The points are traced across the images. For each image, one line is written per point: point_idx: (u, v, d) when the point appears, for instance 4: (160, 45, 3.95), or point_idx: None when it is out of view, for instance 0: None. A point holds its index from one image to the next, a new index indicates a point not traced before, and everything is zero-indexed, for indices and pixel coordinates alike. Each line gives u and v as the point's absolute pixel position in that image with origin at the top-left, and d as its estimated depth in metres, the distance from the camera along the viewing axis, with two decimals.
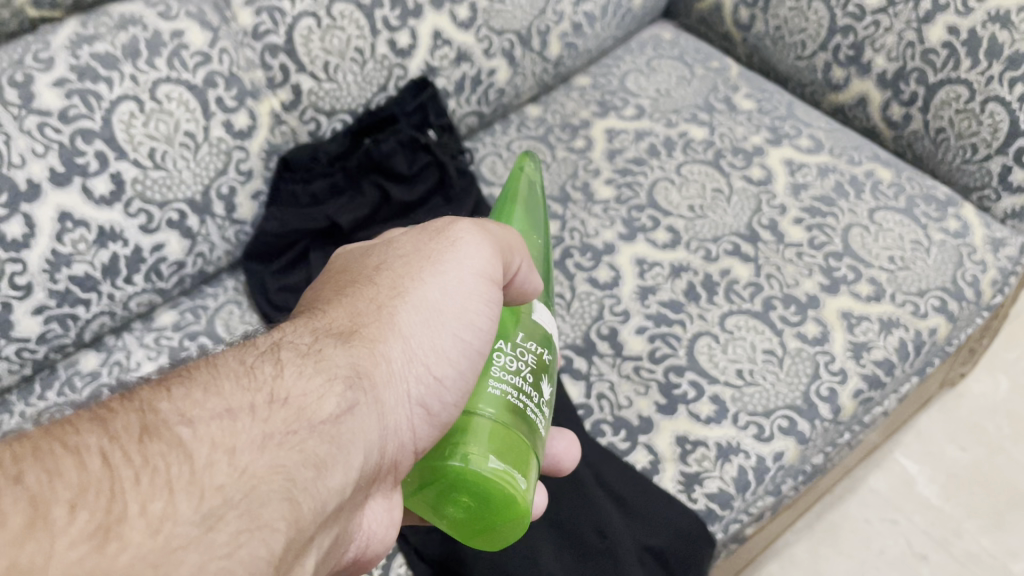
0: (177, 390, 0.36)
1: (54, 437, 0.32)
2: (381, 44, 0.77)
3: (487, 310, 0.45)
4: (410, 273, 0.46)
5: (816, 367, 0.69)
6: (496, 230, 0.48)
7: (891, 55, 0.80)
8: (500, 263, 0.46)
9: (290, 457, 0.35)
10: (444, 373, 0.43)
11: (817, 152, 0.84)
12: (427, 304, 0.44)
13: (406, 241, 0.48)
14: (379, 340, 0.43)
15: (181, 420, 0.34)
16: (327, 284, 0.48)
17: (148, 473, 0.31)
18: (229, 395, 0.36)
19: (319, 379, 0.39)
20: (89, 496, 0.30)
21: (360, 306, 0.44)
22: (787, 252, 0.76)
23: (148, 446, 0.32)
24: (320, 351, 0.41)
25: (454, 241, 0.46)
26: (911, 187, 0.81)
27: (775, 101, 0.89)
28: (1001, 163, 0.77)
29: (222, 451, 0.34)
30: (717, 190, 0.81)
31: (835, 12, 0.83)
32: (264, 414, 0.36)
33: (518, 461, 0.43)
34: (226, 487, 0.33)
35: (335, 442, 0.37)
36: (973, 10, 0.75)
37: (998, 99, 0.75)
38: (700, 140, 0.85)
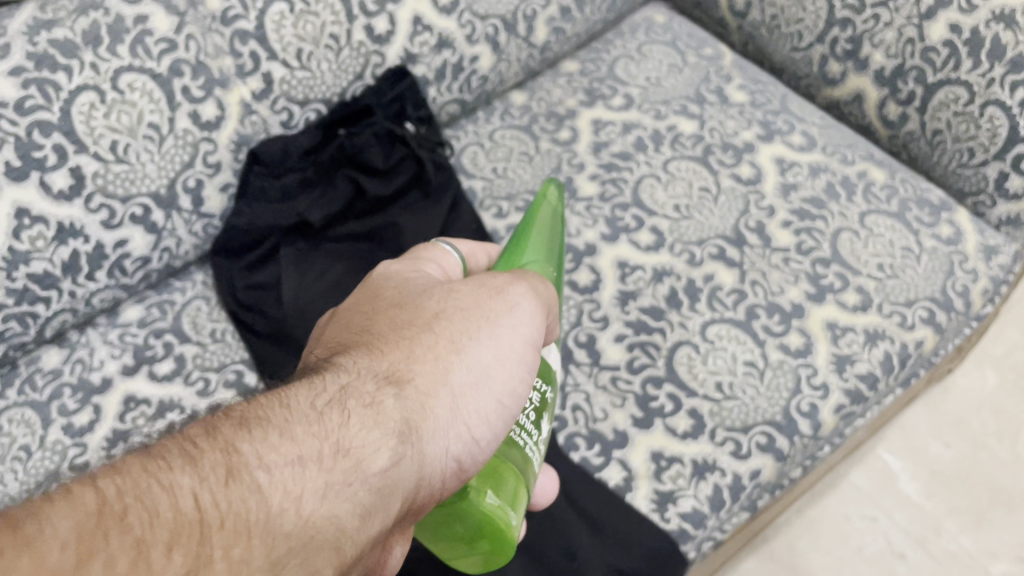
0: (257, 431, 0.35)
1: (146, 474, 0.32)
2: (357, 31, 0.74)
3: (526, 377, 0.44)
4: (474, 324, 0.44)
5: (798, 381, 0.68)
6: (543, 292, 0.48)
7: (889, 51, 0.77)
8: (543, 331, 0.46)
9: (346, 508, 0.35)
10: (482, 434, 0.42)
11: (809, 150, 0.81)
12: (482, 361, 0.43)
13: (467, 284, 0.46)
14: (432, 393, 0.41)
15: (258, 464, 0.34)
16: (382, 305, 0.46)
17: (229, 521, 0.32)
18: (301, 441, 0.36)
19: (380, 430, 0.38)
20: (179, 543, 0.30)
21: (416, 349, 0.42)
22: (773, 257, 0.74)
23: (231, 492, 0.33)
24: (383, 397, 0.40)
25: (513, 307, 0.45)
26: (905, 190, 0.79)
27: (769, 93, 0.86)
28: (998, 168, 0.74)
29: (291, 500, 0.34)
30: (704, 189, 0.78)
31: (833, 3, 0.79)
32: (329, 465, 0.36)
33: (510, 496, 0.47)
34: (292, 539, 0.33)
35: (385, 496, 0.37)
36: (977, 8, 0.72)
37: (998, 103, 0.72)
38: (689, 134, 0.82)
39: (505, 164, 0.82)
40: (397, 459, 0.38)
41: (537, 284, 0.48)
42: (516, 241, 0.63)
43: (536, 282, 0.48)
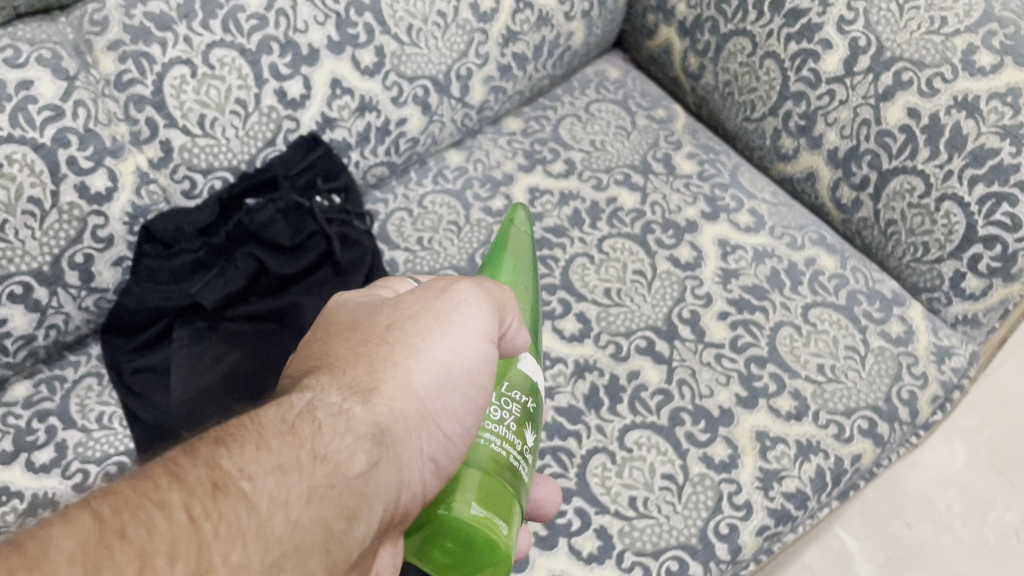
0: (235, 445, 0.36)
1: (135, 492, 0.33)
2: (267, 95, 0.69)
3: (491, 369, 0.45)
4: (425, 329, 0.44)
5: (719, 499, 0.63)
6: (495, 289, 0.47)
7: (843, 131, 0.72)
8: (499, 324, 0.45)
9: (333, 510, 0.37)
10: (454, 431, 0.43)
11: (756, 231, 0.76)
12: (444, 361, 0.43)
13: (414, 292, 0.46)
14: (397, 396, 0.42)
15: (243, 474, 0.35)
16: (334, 322, 0.46)
17: (225, 527, 0.33)
18: (279, 451, 0.37)
19: (354, 436, 0.39)
20: (179, 552, 0.31)
21: (376, 359, 0.43)
22: (706, 353, 0.69)
23: (221, 504, 0.34)
24: (352, 405, 0.40)
25: (462, 302, 0.45)
26: (855, 280, 0.73)
27: (720, 163, 0.81)
28: (954, 267, 0.68)
29: (278, 506, 0.35)
30: (638, 273, 0.73)
31: (787, 75, 0.74)
32: (310, 471, 0.37)
33: (501, 508, 0.43)
34: (285, 542, 0.35)
35: (365, 497, 0.39)
36: (938, 92, 0.66)
37: (954, 198, 0.66)
38: (629, 208, 0.77)
39: (431, 235, 0.77)
40: (373, 462, 0.39)
41: (493, 286, 0.47)
42: (490, 260, 0.59)
43: (490, 280, 0.47)
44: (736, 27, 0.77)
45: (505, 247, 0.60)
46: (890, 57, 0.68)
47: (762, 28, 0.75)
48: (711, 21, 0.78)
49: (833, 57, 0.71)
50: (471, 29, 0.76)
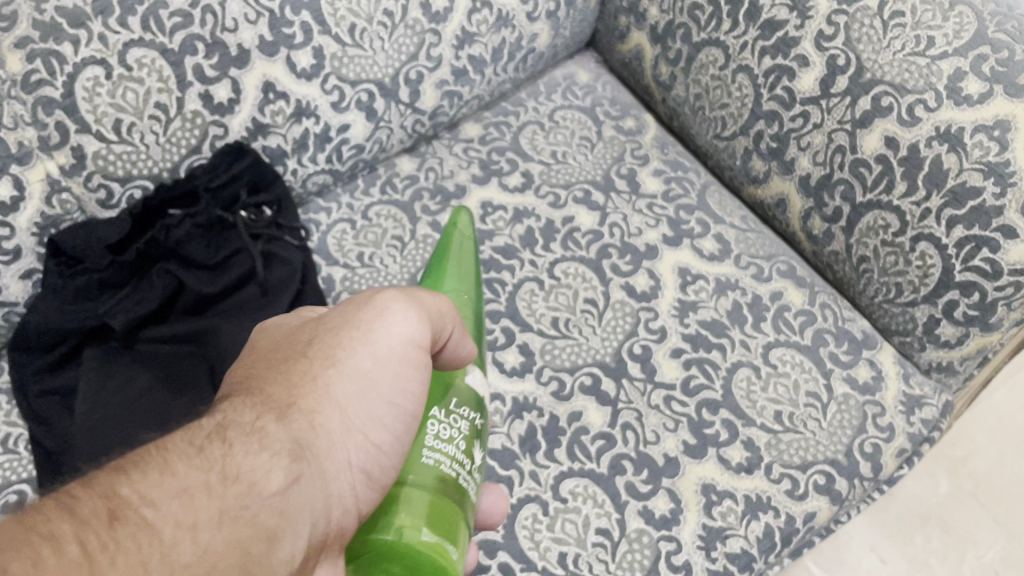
0: (132, 472, 0.32)
1: (12, 532, 0.28)
2: (191, 99, 0.64)
3: (421, 376, 0.40)
4: (344, 337, 0.40)
5: (656, 559, 0.57)
6: (429, 297, 0.42)
7: (816, 157, 0.66)
8: (431, 329, 0.41)
9: (253, 532, 0.33)
10: (384, 440, 0.38)
11: (720, 259, 0.70)
12: (368, 363, 0.39)
13: (335, 309, 0.42)
14: (318, 412, 0.38)
15: (141, 501, 0.31)
16: (254, 355, 0.42)
17: (121, 558, 0.29)
18: (182, 474, 0.33)
19: (271, 454, 0.35)
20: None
21: (293, 377, 0.38)
22: (654, 396, 0.64)
23: (116, 532, 0.30)
24: (267, 422, 0.36)
25: (382, 309, 0.40)
26: (824, 317, 0.68)
27: (688, 182, 0.75)
28: (928, 312, 0.63)
29: (185, 530, 0.31)
30: (589, 302, 0.68)
31: (760, 92, 0.68)
32: (220, 492, 0.33)
33: (455, 533, 0.39)
34: (194, 570, 0.30)
35: (289, 516, 0.34)
36: (919, 120, 0.60)
37: (931, 239, 0.61)
38: (586, 229, 0.72)
39: (372, 250, 0.72)
40: (294, 480, 0.35)
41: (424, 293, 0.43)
42: (430, 273, 0.54)
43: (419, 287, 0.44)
44: (709, 37, 0.71)
45: (445, 259, 0.55)
46: (870, 79, 0.62)
47: (736, 39, 0.69)
48: (683, 28, 0.73)
49: (809, 75, 0.65)
50: (421, 29, 0.71)
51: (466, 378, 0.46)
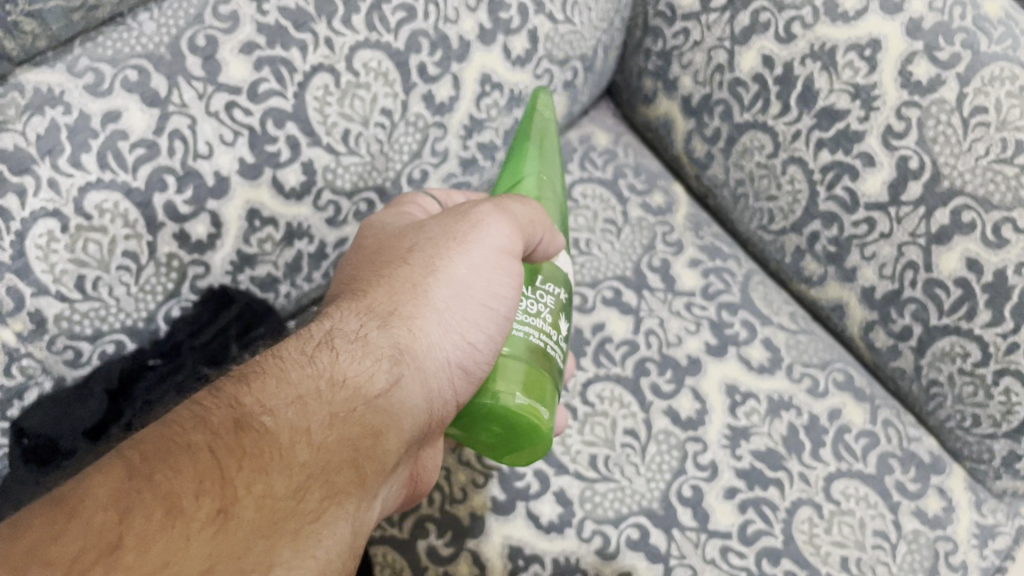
0: (256, 385, 0.39)
1: (167, 439, 0.36)
2: (165, 241, 0.55)
3: (507, 280, 0.46)
4: (440, 250, 0.47)
5: None
6: (521, 207, 0.48)
7: (884, 269, 0.59)
8: (521, 240, 0.47)
9: (358, 430, 0.40)
10: (476, 338, 0.45)
11: (771, 372, 0.63)
12: (458, 274, 0.46)
13: (435, 221, 0.49)
14: (416, 317, 0.45)
15: (264, 410, 0.38)
16: (368, 252, 0.50)
17: (248, 461, 0.36)
18: (297, 383, 0.40)
19: (373, 359, 0.43)
20: (204, 487, 0.34)
21: (397, 285, 0.46)
22: (709, 547, 0.58)
23: (243, 439, 0.37)
24: (371, 331, 0.44)
25: (477, 223, 0.47)
26: (887, 439, 0.62)
27: (728, 273, 0.68)
28: (1009, 447, 0.57)
29: (300, 434, 0.38)
30: (630, 435, 0.61)
31: (816, 189, 0.60)
32: (329, 397, 0.40)
33: (541, 390, 0.46)
34: (311, 465, 0.37)
35: (387, 413, 0.42)
36: (1008, 243, 0.53)
37: (1018, 375, 0.54)
38: (619, 338, 0.65)
39: None
40: (394, 381, 0.43)
41: (514, 202, 0.49)
42: (515, 149, 0.59)
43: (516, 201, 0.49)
44: (754, 119, 0.62)
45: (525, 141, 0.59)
46: (949, 188, 0.55)
47: (788, 126, 0.61)
48: (722, 105, 0.64)
49: (875, 177, 0.58)
50: (426, 125, 0.62)
51: (559, 260, 0.52)
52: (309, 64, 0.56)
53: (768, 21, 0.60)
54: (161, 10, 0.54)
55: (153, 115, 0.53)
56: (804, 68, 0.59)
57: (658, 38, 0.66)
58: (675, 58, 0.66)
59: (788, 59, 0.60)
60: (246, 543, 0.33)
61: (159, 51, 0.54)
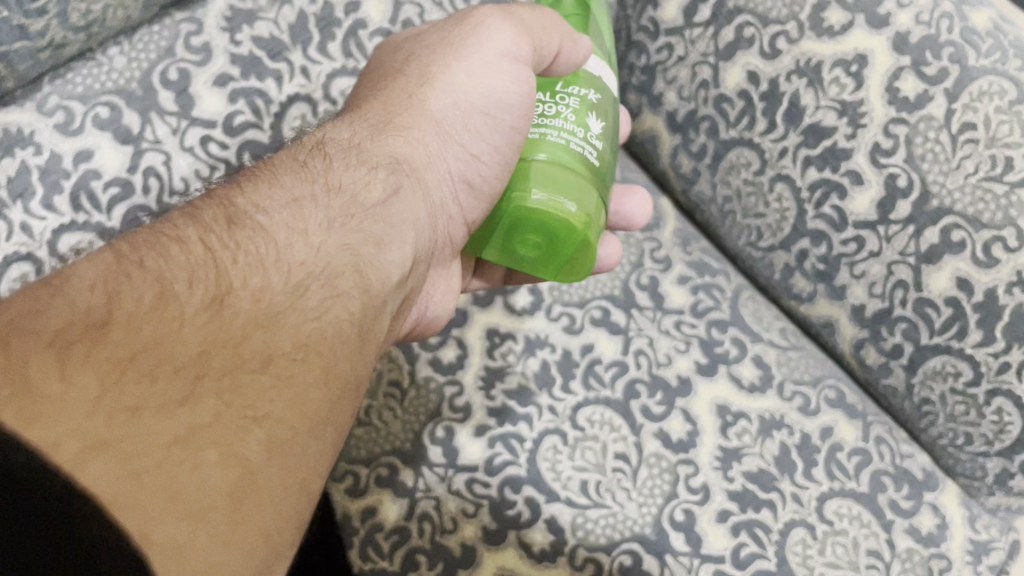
0: (249, 187, 0.41)
1: (159, 233, 0.37)
2: None
3: (513, 86, 0.48)
4: (437, 61, 0.49)
5: None
6: (528, 14, 0.49)
7: (873, 288, 0.58)
8: (529, 42, 0.48)
9: (356, 234, 0.42)
10: (480, 150, 0.49)
11: (762, 391, 0.63)
12: (457, 82, 0.49)
13: (436, 32, 0.51)
14: (412, 127, 0.48)
15: (257, 210, 0.40)
16: (369, 78, 0.52)
17: (242, 255, 0.37)
18: (292, 187, 0.42)
19: (369, 167, 0.45)
20: (199, 275, 0.35)
21: (394, 96, 0.49)
22: (703, 572, 0.57)
23: (235, 234, 0.38)
24: (364, 142, 0.47)
25: (478, 28, 0.49)
26: (880, 456, 0.61)
27: (718, 289, 0.67)
28: (1001, 465, 0.57)
29: (296, 234, 0.40)
30: (620, 459, 0.60)
31: (804, 208, 0.59)
32: (325, 200, 0.42)
33: (567, 185, 0.46)
34: (308, 263, 0.39)
35: (385, 219, 0.44)
36: (998, 262, 0.53)
37: (1010, 395, 0.54)
38: (608, 360, 0.64)
39: (368, 402, 0.62)
40: (392, 188, 0.46)
41: (522, 13, 0.50)
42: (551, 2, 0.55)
43: (525, 9, 0.50)
44: (740, 136, 0.61)
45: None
46: (938, 207, 0.54)
47: (774, 143, 0.60)
48: (708, 121, 0.63)
49: (864, 195, 0.57)
50: None
51: (589, 64, 0.50)
52: (285, 94, 0.55)
53: (752, 36, 0.59)
54: (131, 42, 0.53)
55: (126, 152, 0.52)
56: (790, 84, 0.58)
57: (641, 53, 0.65)
58: (659, 73, 0.65)
59: (773, 75, 0.59)
60: (244, 332, 0.34)
61: (130, 87, 0.53)
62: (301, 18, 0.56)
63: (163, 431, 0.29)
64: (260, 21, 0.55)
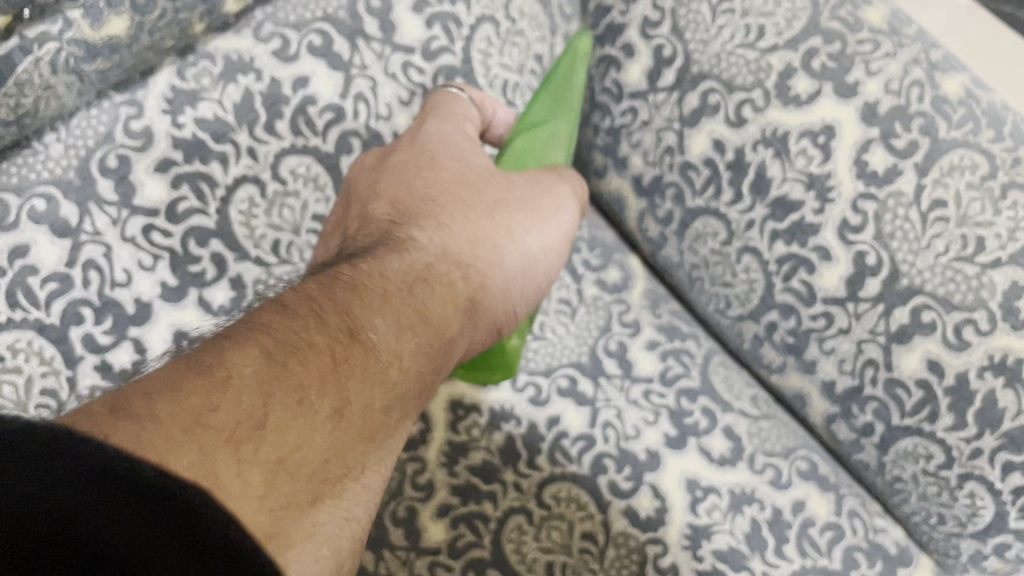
0: (357, 301, 0.40)
1: (294, 328, 0.36)
2: (86, 377, 0.50)
3: (553, 260, 0.53)
4: (511, 217, 0.51)
5: None
6: (575, 184, 0.56)
7: (843, 364, 0.56)
8: (573, 220, 0.54)
9: (429, 356, 0.43)
10: (516, 301, 0.51)
11: (733, 463, 0.62)
12: (519, 248, 0.51)
13: (515, 180, 0.53)
14: (478, 271, 0.48)
15: (365, 328, 0.39)
16: (436, 177, 0.51)
17: (355, 370, 0.37)
18: (386, 307, 0.41)
19: (443, 299, 0.45)
20: (325, 387, 0.35)
21: (468, 231, 0.49)
22: None
23: (352, 351, 0.38)
24: (440, 272, 0.46)
25: (550, 204, 0.53)
26: (853, 531, 0.60)
27: (688, 355, 0.65)
28: (975, 546, 0.55)
29: (393, 355, 0.40)
30: (587, 539, 0.59)
31: (772, 280, 0.58)
32: (413, 326, 0.42)
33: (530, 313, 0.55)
34: (398, 383, 0.40)
35: (447, 343, 0.45)
36: (969, 345, 0.51)
37: (981, 480, 0.53)
38: (575, 433, 0.62)
39: None
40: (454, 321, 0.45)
41: (561, 189, 0.55)
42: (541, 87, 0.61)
43: (574, 178, 0.56)
44: (707, 205, 0.60)
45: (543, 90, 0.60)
46: (908, 286, 0.53)
47: (741, 214, 0.58)
48: (673, 188, 0.61)
49: (832, 271, 0.55)
50: None
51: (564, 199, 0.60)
52: (231, 176, 0.53)
53: (717, 102, 0.57)
54: (68, 129, 0.51)
55: (64, 246, 0.50)
56: (756, 154, 0.57)
57: (605, 115, 0.63)
58: (623, 136, 0.63)
59: (738, 143, 0.57)
60: (349, 445, 0.36)
61: (67, 176, 0.50)
62: (247, 96, 0.54)
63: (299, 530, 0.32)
64: (203, 101, 0.53)
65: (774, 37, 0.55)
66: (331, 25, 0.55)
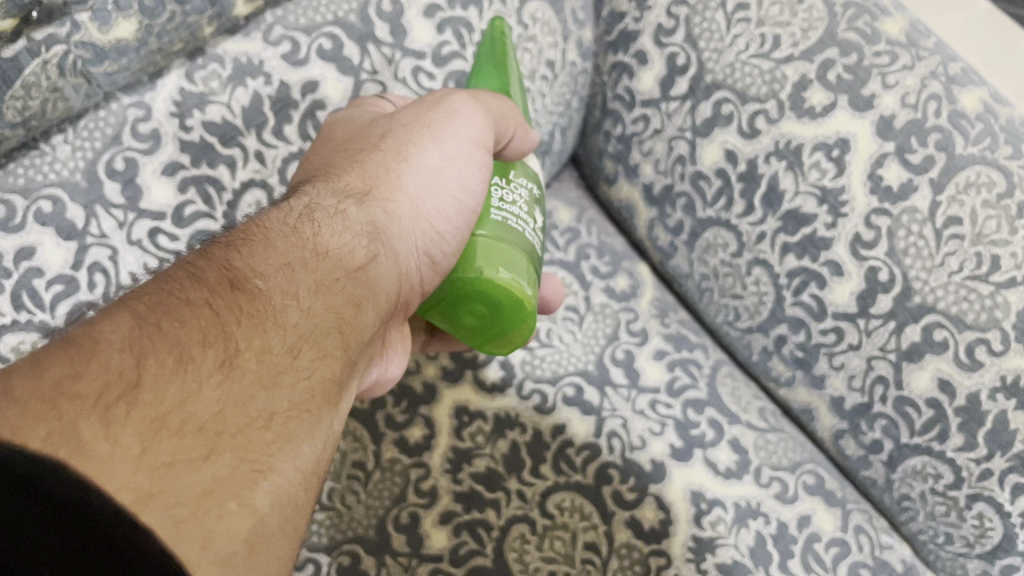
0: (246, 249, 0.36)
1: (167, 293, 0.32)
2: None
3: (478, 174, 0.45)
4: (413, 140, 0.45)
5: None
6: (493, 99, 0.47)
7: (852, 381, 0.56)
8: (493, 132, 0.46)
9: (342, 298, 0.38)
10: (446, 229, 0.44)
11: (739, 477, 0.61)
12: (423, 180, 0.44)
13: (407, 110, 0.47)
14: (391, 200, 0.43)
15: (255, 273, 0.35)
16: (337, 144, 0.47)
17: (246, 317, 0.33)
18: (283, 250, 0.37)
19: (352, 233, 0.41)
20: (209, 335, 0.31)
21: (371, 167, 0.44)
22: None
23: (240, 297, 0.34)
24: (348, 207, 0.42)
25: (451, 113, 0.46)
26: (858, 547, 0.60)
27: (694, 366, 0.65)
28: (981, 568, 0.55)
29: (291, 298, 0.36)
30: (590, 550, 0.58)
31: (782, 293, 0.57)
32: (314, 265, 0.38)
33: (522, 264, 0.45)
34: (303, 325, 0.35)
35: (368, 286, 0.40)
36: (981, 365, 0.51)
37: (990, 501, 0.52)
38: (580, 442, 0.61)
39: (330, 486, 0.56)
40: (373, 254, 0.41)
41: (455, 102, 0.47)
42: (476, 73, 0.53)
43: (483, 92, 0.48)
44: (717, 216, 0.59)
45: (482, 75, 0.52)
46: (921, 304, 0.52)
47: (752, 226, 0.57)
48: (684, 198, 0.60)
49: (843, 287, 0.54)
50: None
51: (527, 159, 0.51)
52: (238, 181, 0.53)
53: (730, 113, 0.57)
54: (75, 130, 0.49)
55: (70, 248, 0.49)
56: (768, 166, 0.56)
57: (617, 121, 0.62)
58: (634, 144, 0.62)
59: (752, 155, 0.56)
60: (251, 392, 0.31)
61: (74, 178, 0.49)
62: (256, 100, 0.53)
63: (198, 481, 0.27)
64: (211, 104, 0.52)
65: (790, 48, 0.54)
66: (341, 29, 0.55)
